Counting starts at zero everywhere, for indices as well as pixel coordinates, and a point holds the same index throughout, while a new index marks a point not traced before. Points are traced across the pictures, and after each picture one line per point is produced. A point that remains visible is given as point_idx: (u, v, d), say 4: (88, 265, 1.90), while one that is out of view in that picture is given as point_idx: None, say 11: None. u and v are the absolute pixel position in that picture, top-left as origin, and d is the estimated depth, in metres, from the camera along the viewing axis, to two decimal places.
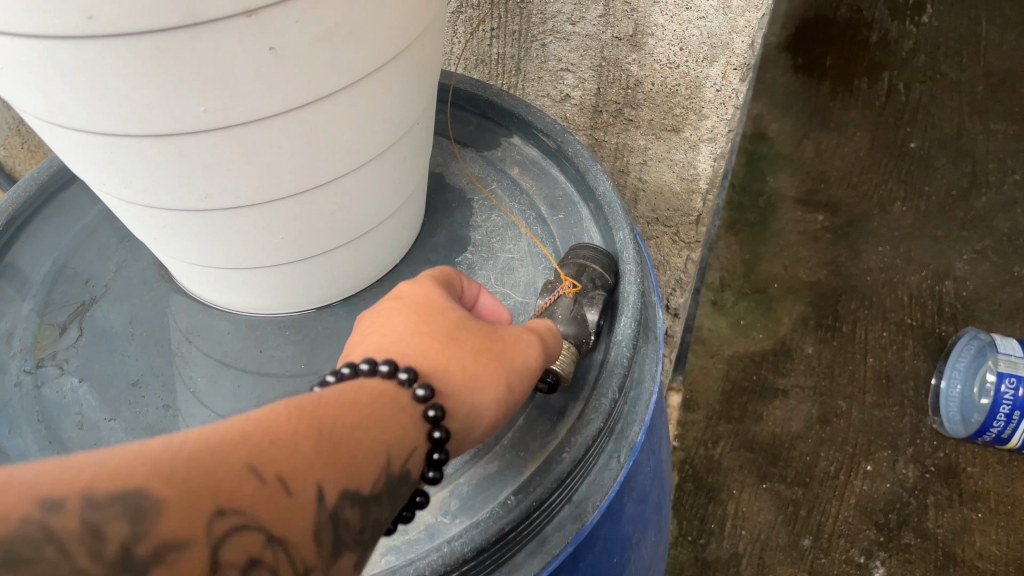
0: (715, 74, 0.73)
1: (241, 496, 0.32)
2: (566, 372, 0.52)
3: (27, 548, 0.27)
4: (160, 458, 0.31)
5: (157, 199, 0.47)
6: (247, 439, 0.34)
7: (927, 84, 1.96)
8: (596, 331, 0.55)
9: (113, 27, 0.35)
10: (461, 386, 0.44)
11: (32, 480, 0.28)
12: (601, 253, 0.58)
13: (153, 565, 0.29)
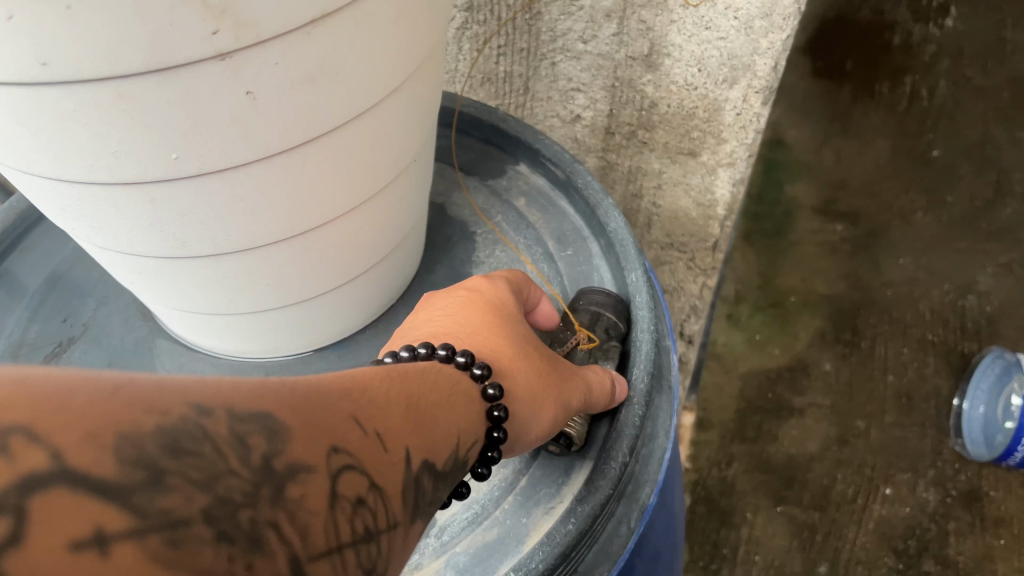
0: (736, 96, 0.69)
1: (347, 440, 0.30)
2: (577, 432, 0.50)
3: (187, 441, 0.23)
4: (280, 390, 0.29)
5: (131, 245, 0.43)
6: (350, 392, 0.32)
7: (950, 90, 1.90)
8: None
9: (71, 74, 0.32)
10: (522, 396, 0.46)
11: (179, 385, 0.25)
12: (612, 297, 0.56)
13: (290, 481, 0.26)
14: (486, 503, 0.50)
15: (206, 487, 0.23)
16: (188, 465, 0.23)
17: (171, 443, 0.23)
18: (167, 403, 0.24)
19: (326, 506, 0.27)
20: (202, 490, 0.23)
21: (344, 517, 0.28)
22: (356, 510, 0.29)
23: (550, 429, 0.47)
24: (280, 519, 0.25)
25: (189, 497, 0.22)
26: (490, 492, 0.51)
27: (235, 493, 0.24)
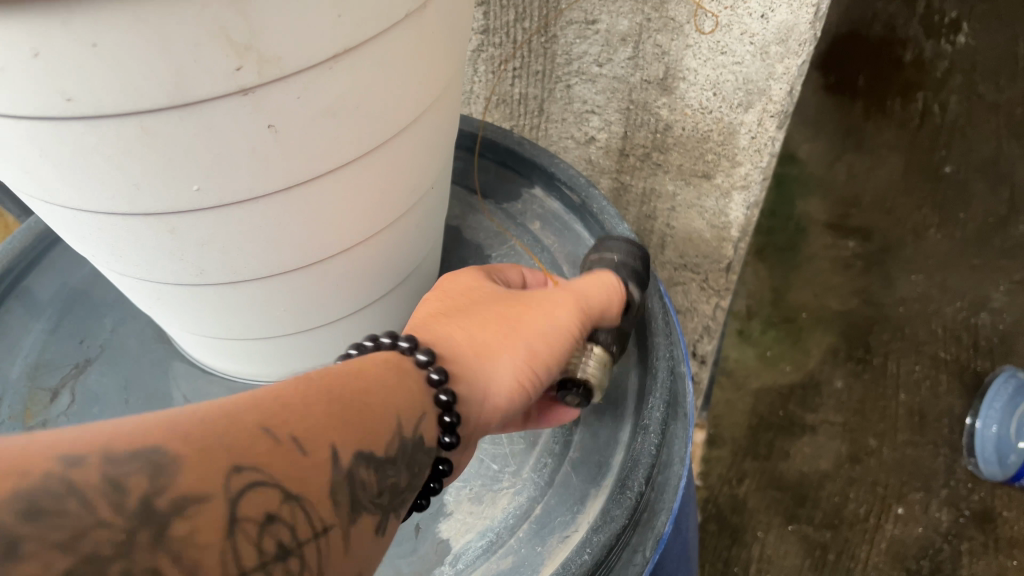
0: (751, 120, 0.69)
1: (257, 453, 0.30)
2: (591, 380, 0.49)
3: (47, 499, 0.24)
4: (169, 420, 0.28)
5: (149, 273, 0.44)
6: (252, 399, 0.32)
7: (963, 105, 1.88)
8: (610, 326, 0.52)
9: (95, 110, 0.32)
10: (477, 361, 0.44)
11: (50, 440, 0.26)
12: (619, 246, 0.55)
13: (174, 518, 0.27)
14: (501, 531, 0.50)
15: (69, 548, 0.24)
16: (48, 527, 0.24)
17: (28, 506, 0.24)
18: (26, 463, 0.25)
19: (223, 537, 0.28)
20: (63, 551, 0.24)
21: (249, 544, 0.28)
22: (264, 530, 0.29)
23: (523, 380, 0.45)
24: (162, 565, 0.26)
25: (47, 562, 0.23)
26: (504, 519, 0.51)
27: (105, 548, 0.25)
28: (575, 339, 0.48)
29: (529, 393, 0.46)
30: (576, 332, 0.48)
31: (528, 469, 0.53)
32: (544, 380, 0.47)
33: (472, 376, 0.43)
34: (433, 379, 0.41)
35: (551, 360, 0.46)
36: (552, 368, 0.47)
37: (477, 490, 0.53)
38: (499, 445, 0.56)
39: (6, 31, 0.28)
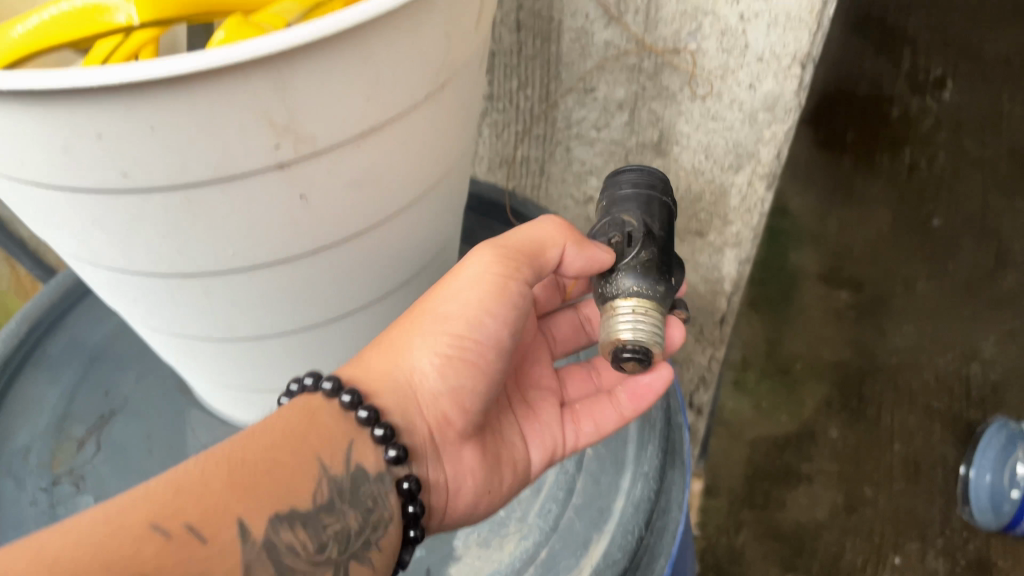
0: (741, 182, 0.74)
1: (139, 558, 0.37)
2: (643, 334, 0.47)
3: None
4: (49, 545, 0.36)
5: (182, 328, 0.47)
6: (147, 503, 0.39)
7: (950, 159, 1.91)
8: (644, 265, 0.49)
9: (146, 182, 0.35)
10: (390, 361, 0.50)
11: None
12: (628, 181, 0.52)
13: None
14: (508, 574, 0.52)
15: None
16: None
17: None
18: None
19: None
20: None
21: None
22: None
23: (440, 364, 0.49)
24: None
25: None
26: (512, 562, 0.53)
27: None
28: (505, 288, 0.50)
29: (466, 358, 0.49)
30: (494, 275, 0.49)
31: (533, 515, 0.56)
32: (482, 335, 0.49)
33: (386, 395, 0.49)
34: (344, 405, 0.47)
35: (469, 313, 0.49)
36: (478, 317, 0.49)
37: (485, 534, 0.56)
38: None
39: (77, 115, 0.32)
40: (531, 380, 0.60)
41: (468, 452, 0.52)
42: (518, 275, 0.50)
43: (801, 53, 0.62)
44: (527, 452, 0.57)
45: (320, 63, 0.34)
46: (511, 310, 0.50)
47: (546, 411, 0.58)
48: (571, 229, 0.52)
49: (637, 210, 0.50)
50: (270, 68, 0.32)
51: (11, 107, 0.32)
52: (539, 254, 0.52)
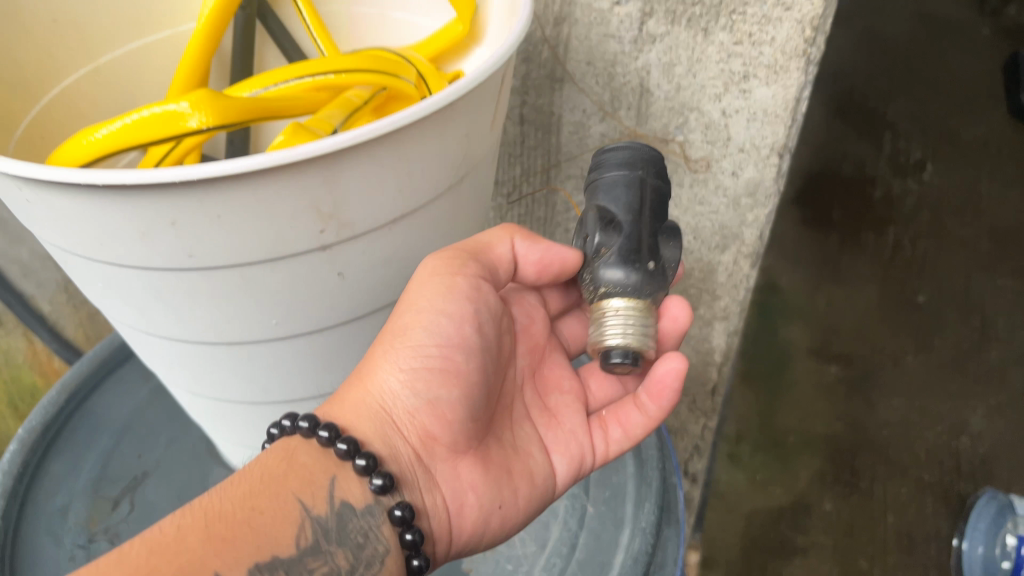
0: (727, 260, 0.80)
1: None
2: (633, 338, 0.49)
3: None
4: None
5: (222, 392, 0.53)
6: (121, 566, 0.38)
7: (933, 242, 1.66)
8: (627, 258, 0.50)
9: (209, 261, 0.41)
10: (360, 390, 0.49)
11: None
12: (614, 164, 0.51)
13: None
14: None
15: None
16: None
17: None
18: None
19: None
20: None
21: None
22: None
23: (412, 380, 0.49)
24: None
25: None
26: None
27: None
28: (455, 286, 0.50)
29: (431, 366, 0.49)
30: (441, 275, 0.50)
31: (538, 568, 0.60)
32: (442, 338, 0.50)
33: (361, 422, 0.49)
34: (322, 441, 0.47)
35: (424, 319, 0.50)
36: (434, 321, 0.50)
37: None
38: (512, 547, 0.62)
39: (155, 208, 0.38)
40: (553, 386, 0.62)
41: (463, 467, 0.51)
42: (464, 270, 0.51)
43: (778, 145, 0.69)
44: (549, 460, 0.58)
45: (363, 163, 0.40)
46: (464, 306, 0.51)
47: (569, 419, 0.60)
48: (513, 225, 0.56)
49: (603, 205, 0.51)
50: (321, 167, 0.38)
51: (102, 199, 0.37)
52: (489, 251, 0.55)
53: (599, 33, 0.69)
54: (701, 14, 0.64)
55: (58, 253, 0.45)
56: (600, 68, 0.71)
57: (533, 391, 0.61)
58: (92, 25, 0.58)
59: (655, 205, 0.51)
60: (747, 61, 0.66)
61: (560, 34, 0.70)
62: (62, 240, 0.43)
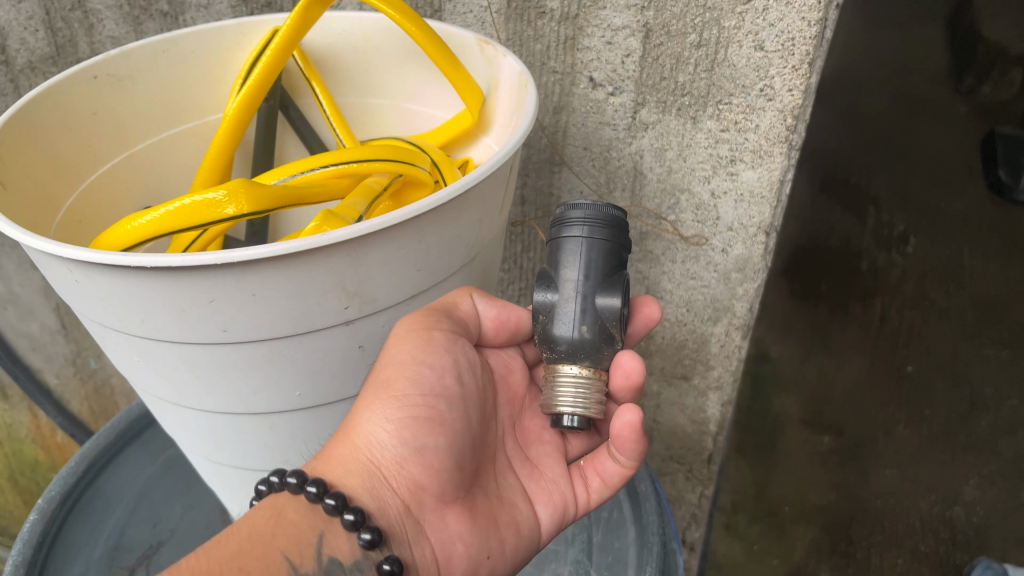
0: (720, 331, 0.83)
1: None
2: (584, 408, 0.53)
3: None
4: None
5: (242, 461, 0.56)
6: None
7: (919, 310, 1.61)
8: (578, 326, 0.53)
9: (241, 335, 0.44)
10: (346, 444, 0.48)
11: None
12: (574, 224, 0.52)
13: None
14: None
15: None
16: None
17: None
18: None
19: None
20: None
21: None
22: None
23: (398, 429, 0.48)
24: None
25: None
26: None
27: None
28: (432, 338, 0.50)
29: (416, 415, 0.48)
30: (420, 329, 0.50)
31: None
32: (425, 388, 0.49)
33: (346, 474, 0.47)
34: (310, 497, 0.45)
35: (406, 370, 0.49)
36: (416, 372, 0.49)
37: None
38: None
39: (195, 288, 0.41)
40: (532, 436, 0.60)
41: (451, 517, 0.50)
42: (440, 325, 0.51)
43: (764, 223, 0.73)
44: (533, 511, 0.57)
45: (386, 246, 0.44)
46: (444, 357, 0.50)
47: (551, 470, 0.59)
48: (469, 284, 0.55)
49: (561, 270, 0.53)
50: (348, 251, 0.42)
51: (147, 280, 0.41)
52: (455, 308, 0.53)
53: (595, 120, 0.75)
54: (689, 103, 0.70)
55: (96, 329, 0.48)
56: (597, 153, 0.77)
57: (514, 442, 0.59)
58: (130, 117, 0.63)
59: (612, 270, 0.53)
60: (733, 146, 0.71)
61: (559, 121, 0.77)
62: (104, 317, 0.46)
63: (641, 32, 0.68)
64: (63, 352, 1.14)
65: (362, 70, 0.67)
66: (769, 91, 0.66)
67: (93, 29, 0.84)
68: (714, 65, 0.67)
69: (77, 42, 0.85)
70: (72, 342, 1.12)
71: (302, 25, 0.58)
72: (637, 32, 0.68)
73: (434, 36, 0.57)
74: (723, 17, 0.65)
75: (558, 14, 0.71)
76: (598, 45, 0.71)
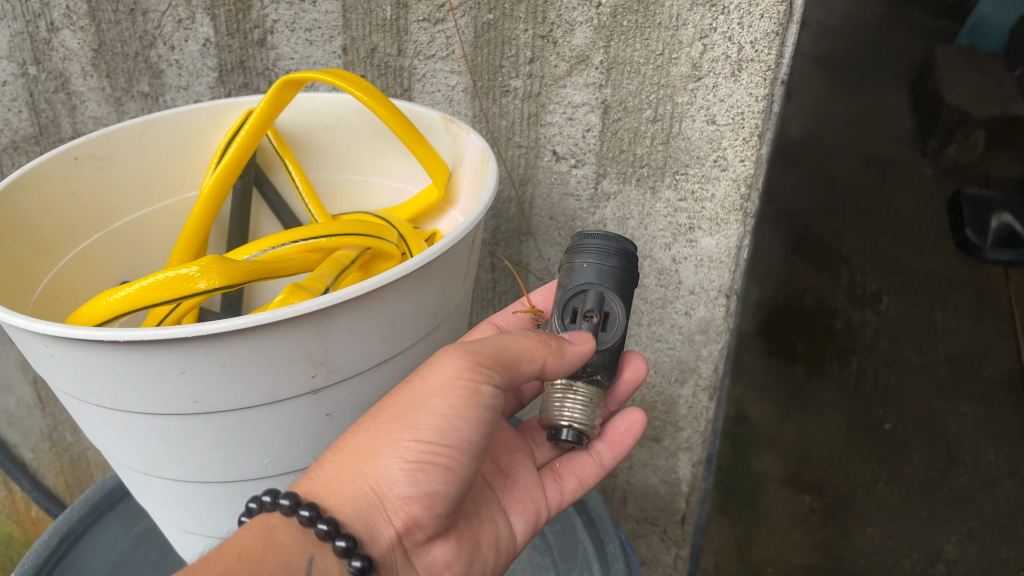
0: (687, 393, 0.85)
1: None
2: (593, 427, 0.54)
3: None
4: None
5: (215, 530, 0.57)
6: None
7: (894, 367, 1.62)
8: (611, 349, 0.55)
9: (212, 406, 0.46)
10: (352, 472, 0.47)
11: None
12: (613, 248, 0.54)
13: None
14: None
15: None
16: None
17: None
18: None
19: None
20: None
21: None
22: None
23: (410, 473, 0.47)
24: None
25: None
26: None
27: None
28: (476, 394, 0.47)
29: (433, 463, 0.47)
30: (463, 384, 0.47)
31: None
32: (455, 440, 0.47)
33: (345, 504, 0.47)
34: (301, 520, 0.45)
35: (436, 420, 0.47)
36: (445, 424, 0.47)
37: None
38: None
39: (166, 360, 0.43)
40: (502, 448, 0.62)
41: (438, 549, 0.51)
42: (488, 380, 0.48)
43: (725, 287, 0.76)
44: (509, 523, 0.58)
45: (351, 316, 0.46)
46: (482, 413, 0.48)
47: (524, 478, 0.60)
48: (549, 343, 0.50)
49: (609, 295, 0.54)
50: (314, 321, 0.44)
51: (120, 354, 0.42)
52: (520, 363, 0.49)
53: (559, 192, 0.78)
54: (648, 174, 0.74)
55: (72, 403, 0.50)
56: (562, 222, 0.80)
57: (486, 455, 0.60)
58: (108, 197, 0.65)
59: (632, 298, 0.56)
60: (692, 215, 0.74)
61: (525, 193, 0.80)
62: (79, 391, 0.47)
63: (600, 108, 0.72)
64: (40, 426, 1.14)
65: (332, 147, 0.69)
66: (723, 162, 0.70)
67: (76, 110, 0.87)
68: (670, 138, 0.71)
69: (59, 122, 0.88)
70: (49, 416, 1.12)
71: (273, 107, 0.61)
72: (596, 108, 0.72)
73: (401, 116, 0.60)
74: (676, 94, 0.68)
75: (522, 92, 0.74)
76: (560, 121, 0.74)
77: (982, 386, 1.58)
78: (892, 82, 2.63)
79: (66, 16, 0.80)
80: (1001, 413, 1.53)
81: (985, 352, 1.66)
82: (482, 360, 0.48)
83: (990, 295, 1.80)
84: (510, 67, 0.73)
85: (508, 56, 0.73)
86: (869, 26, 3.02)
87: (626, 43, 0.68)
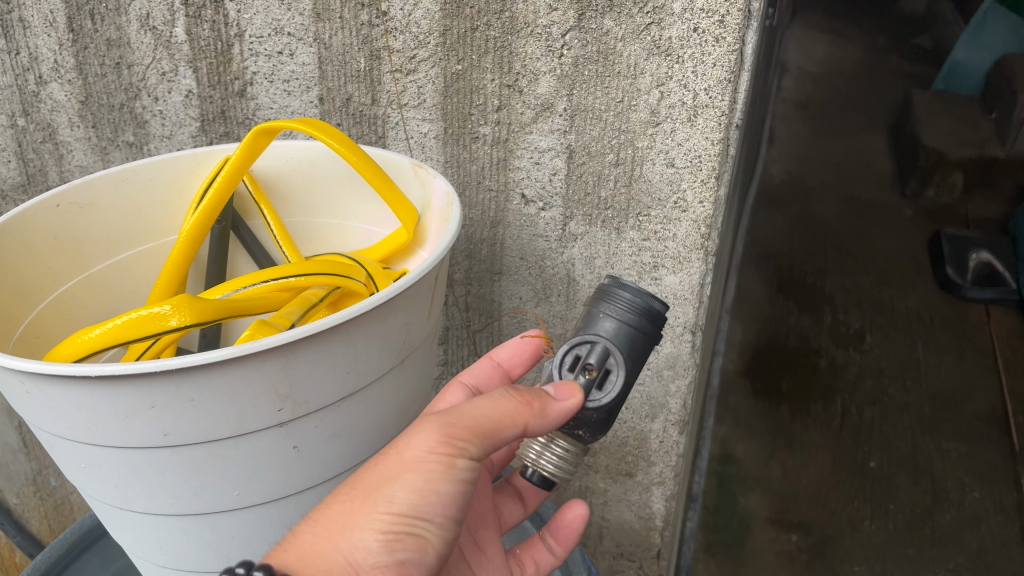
0: (658, 427, 0.87)
1: None
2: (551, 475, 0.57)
3: None
4: None
5: (185, 563, 0.58)
6: None
7: (877, 406, 1.63)
8: (604, 406, 0.55)
9: (181, 438, 0.48)
10: (327, 541, 0.46)
11: None
12: (630, 309, 0.55)
13: None
14: None
15: None
16: None
17: None
18: None
19: None
20: None
21: None
22: None
23: (386, 544, 0.46)
24: None
25: None
26: None
27: None
28: (451, 468, 0.48)
29: (408, 533, 0.47)
30: (438, 457, 0.48)
31: None
32: (429, 514, 0.48)
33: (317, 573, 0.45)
34: None
35: (414, 490, 0.47)
36: (422, 496, 0.48)
37: None
38: None
39: (137, 395, 0.45)
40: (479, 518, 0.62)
41: None
42: (465, 451, 0.49)
43: (689, 323, 0.79)
44: None
45: (315, 350, 0.48)
46: (458, 486, 0.49)
47: (495, 557, 0.62)
48: (531, 403, 0.52)
49: (608, 351, 0.55)
50: (280, 356, 0.46)
51: (91, 389, 0.44)
52: (498, 432, 0.50)
53: (529, 234, 0.81)
54: (613, 216, 0.77)
55: (47, 438, 0.52)
56: (532, 262, 0.83)
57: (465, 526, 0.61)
58: (89, 241, 0.68)
59: (642, 358, 0.56)
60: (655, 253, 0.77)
61: (496, 235, 0.83)
62: (54, 427, 0.49)
63: (565, 153, 0.75)
64: (25, 471, 1.15)
65: (308, 192, 0.72)
66: (683, 204, 0.73)
67: (63, 159, 0.90)
68: (632, 180, 0.74)
69: (47, 171, 0.91)
70: (33, 460, 1.13)
71: (249, 154, 0.64)
72: (561, 153, 0.75)
73: (374, 163, 0.63)
74: (636, 139, 0.72)
75: (490, 138, 0.78)
76: (527, 165, 0.77)
77: (964, 423, 1.60)
78: (872, 125, 2.70)
79: (55, 70, 0.84)
80: (985, 449, 1.54)
81: (965, 389, 1.68)
82: (462, 432, 0.49)
83: (970, 333, 1.83)
84: (478, 114, 0.77)
85: (477, 104, 0.76)
86: (848, 72, 3.10)
87: (587, 91, 0.71)
